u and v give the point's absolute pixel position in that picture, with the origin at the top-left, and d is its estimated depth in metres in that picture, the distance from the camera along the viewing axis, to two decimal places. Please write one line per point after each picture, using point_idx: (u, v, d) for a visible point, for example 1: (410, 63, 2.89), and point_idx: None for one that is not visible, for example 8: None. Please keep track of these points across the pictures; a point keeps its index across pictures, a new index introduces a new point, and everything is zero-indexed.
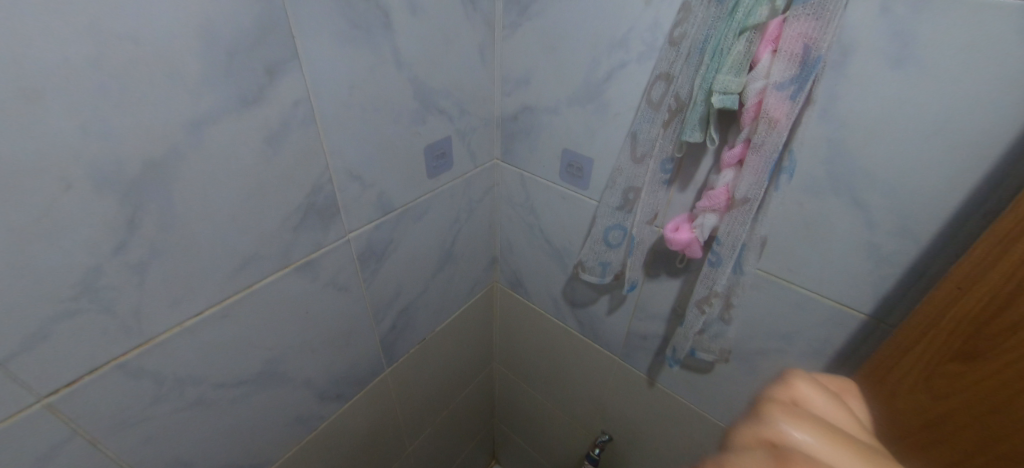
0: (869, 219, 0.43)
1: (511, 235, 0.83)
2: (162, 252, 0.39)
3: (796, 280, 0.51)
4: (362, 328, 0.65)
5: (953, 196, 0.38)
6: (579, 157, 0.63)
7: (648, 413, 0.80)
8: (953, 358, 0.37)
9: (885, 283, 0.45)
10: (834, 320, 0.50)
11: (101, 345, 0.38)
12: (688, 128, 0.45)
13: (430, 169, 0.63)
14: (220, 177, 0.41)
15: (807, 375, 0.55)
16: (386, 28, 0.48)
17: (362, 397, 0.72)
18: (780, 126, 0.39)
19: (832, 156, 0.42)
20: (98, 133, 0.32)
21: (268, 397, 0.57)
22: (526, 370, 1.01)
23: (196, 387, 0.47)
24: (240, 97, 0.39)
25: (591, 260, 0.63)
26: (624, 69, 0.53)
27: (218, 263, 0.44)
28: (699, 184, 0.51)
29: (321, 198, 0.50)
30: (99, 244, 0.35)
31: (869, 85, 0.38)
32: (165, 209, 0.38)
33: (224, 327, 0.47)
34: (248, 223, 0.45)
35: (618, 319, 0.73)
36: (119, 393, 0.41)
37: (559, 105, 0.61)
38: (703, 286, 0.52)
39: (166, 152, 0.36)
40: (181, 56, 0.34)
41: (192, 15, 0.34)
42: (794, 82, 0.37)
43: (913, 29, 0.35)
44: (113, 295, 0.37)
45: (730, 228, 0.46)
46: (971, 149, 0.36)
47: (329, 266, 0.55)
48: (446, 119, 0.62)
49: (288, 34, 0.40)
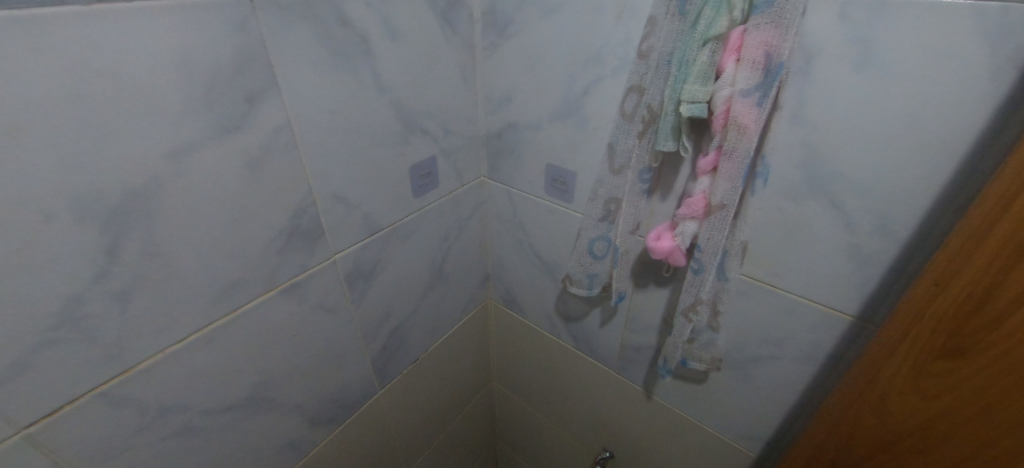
0: (846, 220, 0.43)
1: (502, 251, 0.83)
2: (144, 279, 0.40)
3: (780, 284, 0.50)
4: (352, 349, 0.65)
5: (926, 194, 0.38)
6: (563, 172, 0.64)
7: (646, 428, 0.78)
8: (939, 355, 0.37)
9: (868, 284, 0.45)
10: (822, 323, 0.49)
11: (82, 375, 0.39)
12: (662, 137, 0.46)
13: (416, 188, 0.64)
14: (202, 204, 0.41)
15: (801, 381, 0.55)
16: (366, 54, 0.50)
17: (355, 420, 0.72)
18: (750, 132, 0.40)
19: (806, 159, 0.43)
20: (77, 165, 0.33)
21: (257, 423, 0.56)
22: (523, 387, 1.00)
23: (182, 414, 0.47)
24: (220, 126, 0.40)
25: (578, 273, 0.63)
26: (600, 83, 0.54)
27: (202, 288, 0.44)
28: (679, 193, 0.52)
29: (305, 221, 0.51)
30: (80, 273, 0.36)
31: (835, 89, 0.39)
32: (146, 237, 0.39)
33: (210, 352, 0.47)
34: (232, 247, 0.45)
35: (611, 332, 0.72)
36: (103, 422, 0.41)
37: (540, 121, 0.63)
38: (688, 294, 0.52)
39: (147, 182, 0.37)
40: (161, 88, 0.36)
41: (171, 49, 0.35)
42: (759, 89, 0.38)
43: (871, 32, 0.36)
44: (95, 323, 0.38)
45: (710, 235, 0.46)
46: (941, 147, 0.36)
47: (317, 287, 0.56)
48: (430, 139, 0.63)
49: (268, 63, 0.42)
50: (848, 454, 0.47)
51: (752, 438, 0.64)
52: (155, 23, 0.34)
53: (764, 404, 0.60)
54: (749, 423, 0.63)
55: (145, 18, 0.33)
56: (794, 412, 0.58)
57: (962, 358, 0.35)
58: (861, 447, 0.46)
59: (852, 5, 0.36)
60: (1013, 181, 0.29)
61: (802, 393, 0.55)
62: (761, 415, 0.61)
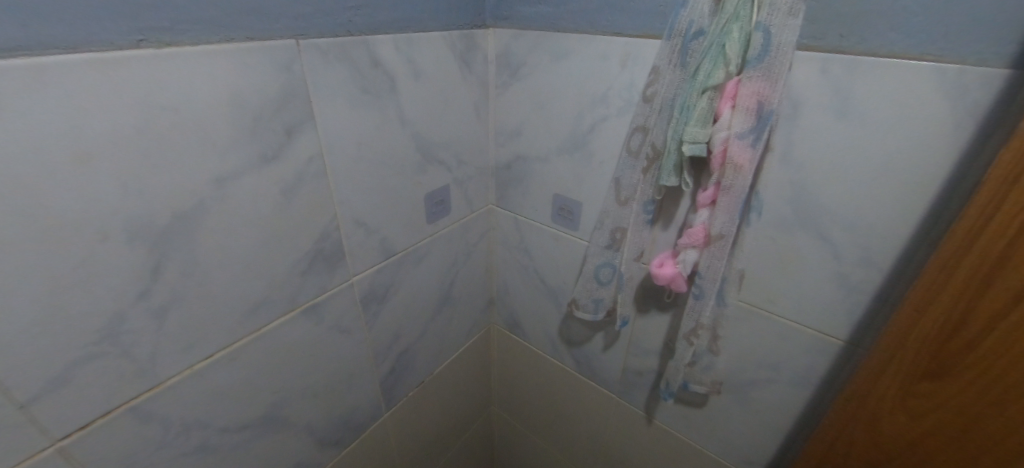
0: (834, 251, 0.47)
1: (506, 276, 0.86)
2: (181, 297, 0.42)
3: (775, 310, 0.54)
4: (363, 371, 0.66)
5: (904, 229, 0.42)
6: (569, 202, 0.68)
7: (647, 453, 0.80)
8: (923, 376, 0.40)
9: (856, 311, 0.48)
10: (815, 347, 0.53)
11: (115, 389, 0.40)
12: (665, 173, 0.50)
13: (430, 215, 0.67)
14: (239, 227, 0.44)
15: (796, 404, 0.57)
16: (392, 91, 0.54)
17: (361, 442, 0.72)
18: (745, 170, 0.44)
19: (796, 195, 0.47)
20: (135, 190, 0.36)
21: (269, 443, 0.57)
22: (524, 412, 1.00)
23: (201, 431, 0.48)
24: (262, 155, 0.44)
25: (583, 298, 0.66)
26: (606, 122, 0.58)
27: (231, 307, 0.46)
28: (679, 224, 0.56)
29: (328, 244, 0.54)
30: (126, 291, 0.38)
31: (819, 133, 0.44)
32: (187, 258, 0.41)
33: (231, 370, 0.49)
34: (261, 268, 0.48)
35: (613, 356, 0.75)
36: (129, 437, 0.42)
37: (549, 154, 0.67)
38: (690, 319, 0.55)
39: (193, 205, 0.40)
40: (214, 121, 0.39)
41: (226, 86, 0.39)
42: (752, 132, 0.43)
43: (849, 86, 0.41)
44: (132, 339, 0.40)
45: (710, 263, 0.50)
46: (916, 187, 0.41)
47: (334, 309, 0.58)
48: (445, 169, 0.67)
49: (306, 99, 0.45)
50: None
51: (752, 462, 0.65)
52: (213, 64, 0.38)
53: (763, 427, 0.62)
54: (749, 447, 0.64)
55: (206, 60, 0.37)
56: (792, 435, 0.60)
57: (944, 379, 0.39)
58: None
59: (831, 63, 0.41)
60: (979, 218, 0.33)
61: (799, 416, 0.58)
62: (760, 438, 0.63)
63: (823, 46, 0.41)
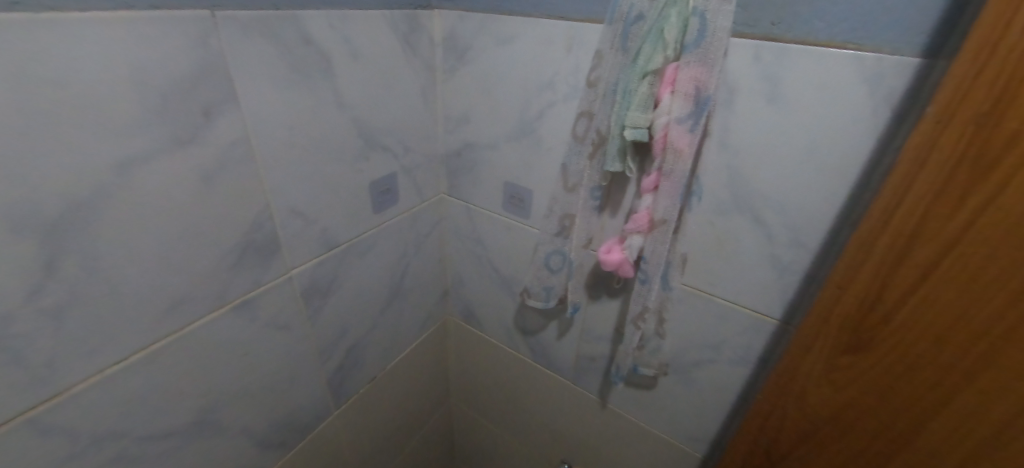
0: (768, 234, 0.49)
1: (461, 267, 0.84)
2: (82, 296, 0.38)
3: (716, 293, 0.55)
4: (306, 368, 0.63)
5: (829, 212, 0.45)
6: (520, 189, 0.67)
7: (600, 436, 0.81)
8: (846, 350, 0.42)
9: (788, 291, 0.50)
10: (752, 327, 0.55)
11: (4, 401, 0.35)
12: (609, 158, 0.50)
13: (376, 204, 0.64)
14: (151, 218, 0.40)
15: (736, 382, 0.60)
16: (327, 72, 0.51)
17: (307, 443, 0.69)
18: (685, 155, 0.45)
19: (733, 180, 0.49)
20: (15, 176, 0.32)
21: (200, 450, 0.53)
22: (482, 404, 1.00)
23: (116, 442, 0.44)
24: (175, 138, 0.40)
25: (535, 286, 0.66)
26: (553, 108, 0.58)
27: (145, 305, 0.42)
28: (625, 210, 0.56)
29: (259, 236, 0.50)
30: (11, 290, 0.34)
31: (753, 118, 0.45)
32: (87, 252, 0.37)
33: (150, 374, 0.45)
34: (180, 262, 0.44)
35: (567, 343, 0.75)
36: (23, 453, 0.38)
37: (498, 141, 0.66)
38: (636, 303, 0.56)
39: (91, 194, 0.36)
40: (113, 98, 0.35)
41: (126, 60, 0.35)
42: (691, 117, 0.43)
43: (779, 73, 0.42)
44: (22, 344, 0.35)
45: (654, 247, 0.51)
46: (838, 171, 0.43)
47: (269, 304, 0.54)
48: (390, 156, 0.64)
49: (226, 77, 0.42)
50: (778, 445, 0.52)
51: (697, 439, 0.68)
52: (108, 35, 0.33)
53: (707, 405, 0.64)
54: (694, 425, 0.67)
55: (98, 29, 0.33)
56: (732, 411, 0.62)
57: (865, 351, 0.41)
58: (788, 439, 0.51)
59: (763, 49, 0.42)
60: (894, 197, 0.35)
61: (739, 393, 0.60)
62: (704, 416, 0.65)
63: (755, 33, 0.42)
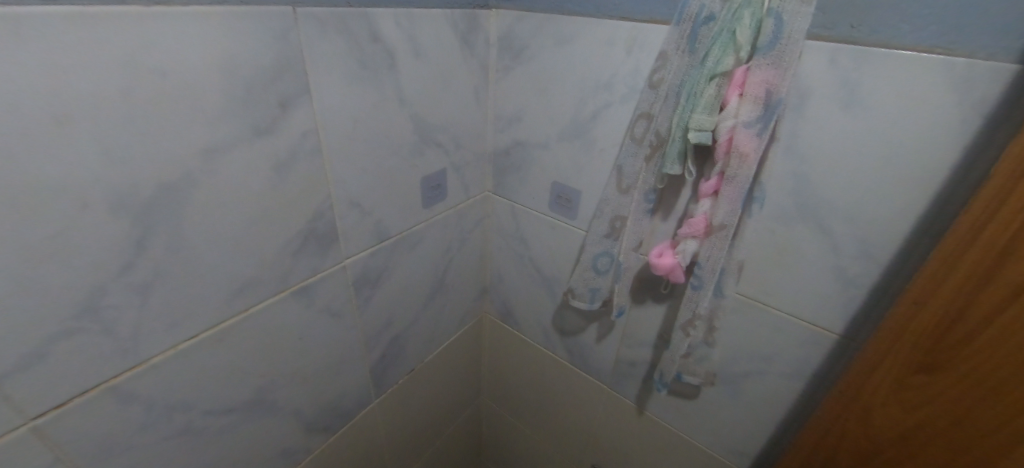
0: (834, 245, 0.47)
1: (501, 265, 0.85)
2: (166, 274, 0.40)
3: (771, 303, 0.54)
4: (353, 356, 0.65)
5: (904, 224, 0.43)
6: (568, 190, 0.67)
7: (635, 443, 0.80)
8: (920, 368, 0.40)
9: (852, 305, 0.48)
10: (809, 341, 0.53)
11: (95, 367, 0.38)
12: (669, 161, 0.49)
13: (426, 199, 0.66)
14: (228, 202, 0.42)
15: (788, 396, 0.58)
16: (391, 68, 0.52)
17: (349, 428, 0.71)
18: (750, 160, 0.44)
19: (798, 187, 0.47)
20: (118, 157, 0.34)
21: (254, 428, 0.55)
22: (513, 402, 1.00)
23: (185, 414, 0.47)
24: (254, 128, 0.42)
25: (580, 287, 0.65)
26: (608, 109, 0.57)
27: (218, 286, 0.44)
28: (679, 214, 0.55)
29: (321, 225, 0.52)
30: (107, 264, 0.36)
31: (824, 124, 0.43)
32: (173, 232, 0.39)
33: (218, 351, 0.47)
34: (250, 246, 0.46)
35: (606, 347, 0.75)
36: (107, 417, 0.41)
37: (549, 141, 0.66)
38: (687, 310, 0.55)
39: (180, 177, 0.38)
40: (204, 88, 0.37)
41: (218, 52, 0.37)
42: (759, 121, 0.42)
43: (857, 78, 0.40)
44: (113, 315, 0.38)
45: (710, 253, 0.50)
46: (918, 181, 0.41)
47: (325, 291, 0.56)
48: (442, 153, 0.65)
49: (302, 71, 0.44)
50: (834, 462, 0.50)
51: (740, 452, 0.66)
52: (204, 28, 0.35)
53: (753, 419, 0.62)
54: (738, 438, 0.65)
55: (196, 23, 0.35)
56: (781, 426, 0.60)
57: (940, 371, 0.39)
58: (846, 457, 0.49)
59: (840, 53, 0.40)
60: (984, 210, 0.33)
61: (790, 408, 0.58)
62: (750, 430, 0.63)
63: (832, 36, 0.40)
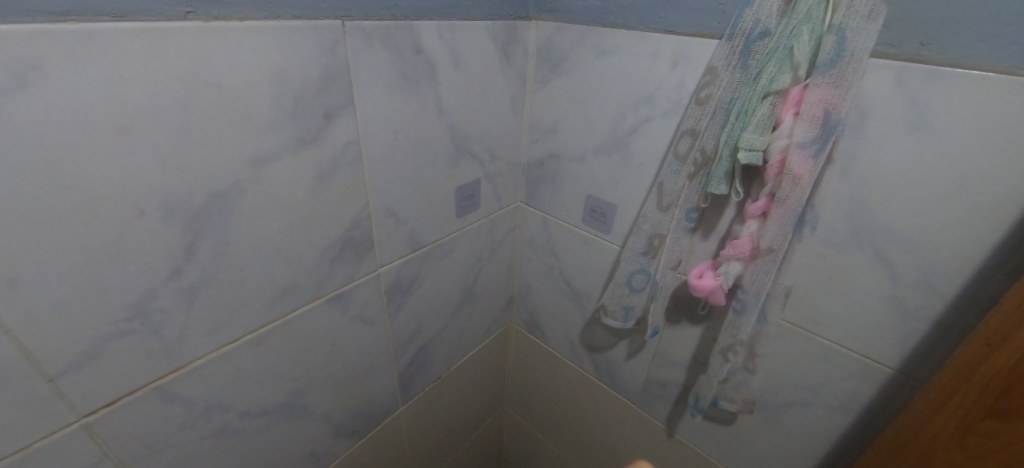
0: (892, 274, 0.44)
1: (530, 275, 0.84)
2: (211, 279, 0.41)
3: (819, 332, 0.51)
4: (382, 363, 0.65)
5: (975, 256, 0.40)
6: (603, 204, 0.65)
7: (663, 466, 0.77)
8: (987, 415, 0.37)
9: (910, 339, 0.45)
10: (861, 373, 0.50)
11: (143, 368, 0.39)
12: (715, 180, 0.47)
13: (460, 209, 0.66)
14: (272, 211, 0.43)
15: (833, 430, 0.54)
16: (431, 79, 0.53)
17: (375, 434, 0.71)
18: (804, 183, 0.41)
19: (854, 211, 0.44)
20: (174, 166, 0.35)
21: (286, 430, 0.56)
22: (536, 414, 0.99)
23: (222, 415, 0.48)
24: (299, 138, 0.42)
25: (612, 304, 0.64)
26: (649, 123, 0.56)
27: (259, 291, 0.45)
28: (721, 234, 0.53)
29: (358, 233, 0.52)
30: (159, 269, 0.37)
31: (887, 147, 0.41)
32: (220, 239, 0.40)
33: (256, 355, 0.48)
34: (291, 254, 0.47)
35: (637, 365, 0.73)
36: (151, 416, 0.42)
37: (585, 154, 0.65)
38: (727, 334, 0.53)
39: (229, 186, 0.39)
40: (256, 100, 0.38)
41: (269, 65, 0.38)
42: (816, 142, 0.40)
43: (927, 99, 0.38)
44: (162, 318, 0.39)
45: (756, 277, 0.48)
46: (992, 211, 0.38)
47: (358, 299, 0.56)
48: (477, 163, 0.65)
49: (347, 83, 0.44)
50: None
51: None
52: (258, 42, 0.36)
53: (794, 451, 0.59)
54: None
55: (251, 36, 0.36)
56: (825, 461, 0.57)
57: (1011, 420, 0.36)
58: None
59: (907, 72, 0.38)
60: None
61: (835, 443, 0.55)
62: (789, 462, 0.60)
63: (899, 54, 0.38)
